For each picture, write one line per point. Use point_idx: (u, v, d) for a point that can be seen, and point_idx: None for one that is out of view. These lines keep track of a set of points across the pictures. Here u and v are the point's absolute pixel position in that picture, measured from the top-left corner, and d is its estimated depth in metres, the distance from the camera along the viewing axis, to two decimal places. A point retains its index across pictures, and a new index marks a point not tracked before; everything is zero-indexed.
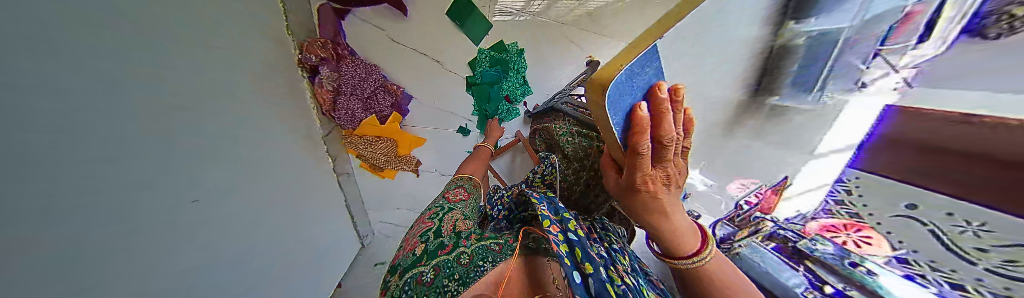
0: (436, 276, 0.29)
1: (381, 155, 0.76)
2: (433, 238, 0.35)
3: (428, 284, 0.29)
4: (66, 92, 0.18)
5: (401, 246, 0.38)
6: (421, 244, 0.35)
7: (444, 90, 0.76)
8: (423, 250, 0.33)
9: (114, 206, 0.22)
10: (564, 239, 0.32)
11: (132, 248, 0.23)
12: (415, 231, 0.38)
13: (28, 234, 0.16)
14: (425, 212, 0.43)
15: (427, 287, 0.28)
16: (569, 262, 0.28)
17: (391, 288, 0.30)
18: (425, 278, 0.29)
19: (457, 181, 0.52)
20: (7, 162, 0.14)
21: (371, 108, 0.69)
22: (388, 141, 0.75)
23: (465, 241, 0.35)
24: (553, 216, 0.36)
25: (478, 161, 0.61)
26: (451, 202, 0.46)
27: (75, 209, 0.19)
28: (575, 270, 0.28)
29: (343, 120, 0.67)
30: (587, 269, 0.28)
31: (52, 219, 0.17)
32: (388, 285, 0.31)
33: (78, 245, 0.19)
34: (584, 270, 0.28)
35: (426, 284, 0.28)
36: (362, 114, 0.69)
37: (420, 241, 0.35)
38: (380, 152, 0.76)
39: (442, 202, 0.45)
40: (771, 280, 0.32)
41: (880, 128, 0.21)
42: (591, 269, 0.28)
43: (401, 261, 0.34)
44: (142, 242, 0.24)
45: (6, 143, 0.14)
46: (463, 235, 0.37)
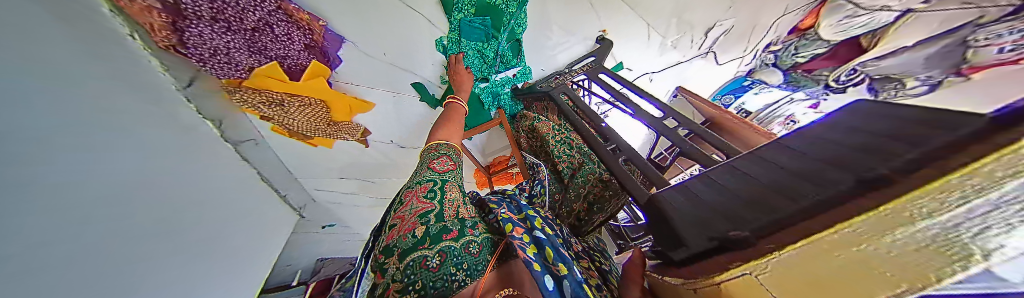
0: (442, 261, 0.28)
1: (310, 123, 0.56)
2: (434, 222, 0.31)
3: (436, 269, 0.27)
4: None
5: (395, 224, 0.33)
6: (421, 226, 0.31)
7: (405, 42, 0.52)
8: (425, 232, 0.30)
9: None
10: (530, 239, 0.31)
11: None
12: (410, 209, 0.33)
13: None
14: (413, 187, 0.37)
15: (434, 273, 0.27)
16: (541, 269, 0.26)
17: (391, 271, 0.28)
18: (430, 262, 0.28)
19: (440, 149, 0.44)
20: None
21: (275, 58, 0.43)
22: (313, 104, 0.52)
23: (473, 230, 0.33)
24: (514, 217, 0.34)
25: (453, 125, 0.51)
26: (441, 172, 0.40)
27: None
28: (547, 276, 0.26)
29: (220, 66, 0.41)
30: (562, 272, 0.26)
31: None
32: (390, 266, 0.29)
33: None
34: (558, 274, 0.26)
35: (431, 269, 0.27)
36: (257, 62, 0.42)
37: (418, 222, 0.31)
38: (303, 117, 0.54)
39: (430, 174, 0.39)
40: None
41: None
42: (565, 272, 0.26)
43: (397, 242, 0.30)
44: None
45: None
46: (468, 222, 0.34)
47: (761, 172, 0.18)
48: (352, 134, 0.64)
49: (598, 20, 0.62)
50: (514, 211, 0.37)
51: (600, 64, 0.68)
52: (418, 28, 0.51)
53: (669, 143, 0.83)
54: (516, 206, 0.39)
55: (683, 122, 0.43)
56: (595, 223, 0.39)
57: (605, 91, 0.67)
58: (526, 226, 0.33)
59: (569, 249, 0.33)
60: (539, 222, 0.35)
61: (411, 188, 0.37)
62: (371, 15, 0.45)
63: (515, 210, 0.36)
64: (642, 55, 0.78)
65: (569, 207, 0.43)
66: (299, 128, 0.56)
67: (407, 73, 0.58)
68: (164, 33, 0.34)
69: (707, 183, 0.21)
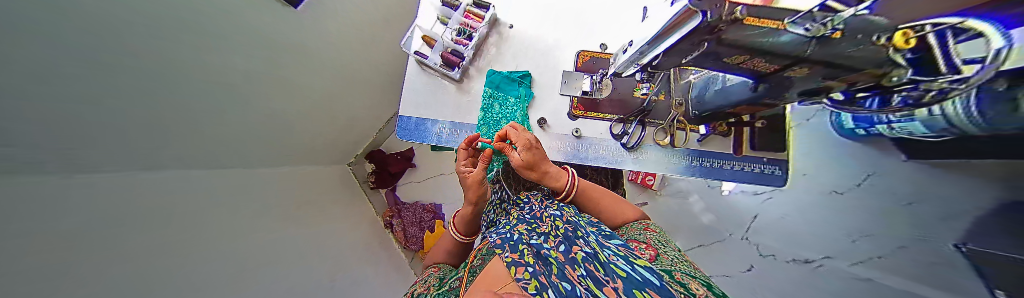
0: None
1: (449, 251, 0.77)
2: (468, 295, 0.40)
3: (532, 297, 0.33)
4: (12, 160, 0.38)
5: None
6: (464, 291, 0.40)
7: (438, 102, 1.01)
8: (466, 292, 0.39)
9: (116, 242, 0.50)
10: (561, 289, 0.36)
11: (122, 267, 0.50)
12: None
13: (86, 253, 0.45)
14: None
15: None
16: None
17: None
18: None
19: (454, 282, 0.53)
20: (37, 241, 0.38)
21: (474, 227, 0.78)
22: (461, 247, 0.79)
23: (537, 278, 0.38)
24: (530, 276, 0.39)
25: (486, 281, 0.43)
26: (454, 290, 0.50)
27: (62, 234, 0.42)
28: None
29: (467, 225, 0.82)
30: None
31: (89, 246, 0.45)
32: None
33: (98, 267, 0.45)
34: None
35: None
36: (472, 223, 0.77)
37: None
38: (458, 255, 0.78)
39: (441, 293, 0.50)
40: (734, 84, 0.61)
41: (747, 75, 0.53)
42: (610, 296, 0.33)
43: None
44: (138, 248, 0.54)
45: (20, 241, 0.36)
46: (517, 276, 0.39)
47: (676, 56, 0.44)
48: (451, 257, 0.76)
49: (539, 91, 0.99)
50: (522, 254, 0.46)
51: (583, 130, 0.93)
52: (443, 101, 1.01)
53: (665, 156, 0.88)
54: (516, 251, 0.47)
55: (641, 69, 0.57)
56: (559, 221, 0.60)
57: (617, 140, 0.90)
58: (541, 278, 0.39)
59: (581, 260, 0.44)
60: (553, 280, 0.39)
61: (455, 290, 0.50)
62: (424, 100, 1.01)
63: (532, 271, 0.40)
64: (596, 124, 0.93)
65: (551, 220, 0.61)
66: (454, 250, 0.78)
67: (441, 116, 1.00)
68: (468, 219, 0.76)
69: (670, 59, 0.46)
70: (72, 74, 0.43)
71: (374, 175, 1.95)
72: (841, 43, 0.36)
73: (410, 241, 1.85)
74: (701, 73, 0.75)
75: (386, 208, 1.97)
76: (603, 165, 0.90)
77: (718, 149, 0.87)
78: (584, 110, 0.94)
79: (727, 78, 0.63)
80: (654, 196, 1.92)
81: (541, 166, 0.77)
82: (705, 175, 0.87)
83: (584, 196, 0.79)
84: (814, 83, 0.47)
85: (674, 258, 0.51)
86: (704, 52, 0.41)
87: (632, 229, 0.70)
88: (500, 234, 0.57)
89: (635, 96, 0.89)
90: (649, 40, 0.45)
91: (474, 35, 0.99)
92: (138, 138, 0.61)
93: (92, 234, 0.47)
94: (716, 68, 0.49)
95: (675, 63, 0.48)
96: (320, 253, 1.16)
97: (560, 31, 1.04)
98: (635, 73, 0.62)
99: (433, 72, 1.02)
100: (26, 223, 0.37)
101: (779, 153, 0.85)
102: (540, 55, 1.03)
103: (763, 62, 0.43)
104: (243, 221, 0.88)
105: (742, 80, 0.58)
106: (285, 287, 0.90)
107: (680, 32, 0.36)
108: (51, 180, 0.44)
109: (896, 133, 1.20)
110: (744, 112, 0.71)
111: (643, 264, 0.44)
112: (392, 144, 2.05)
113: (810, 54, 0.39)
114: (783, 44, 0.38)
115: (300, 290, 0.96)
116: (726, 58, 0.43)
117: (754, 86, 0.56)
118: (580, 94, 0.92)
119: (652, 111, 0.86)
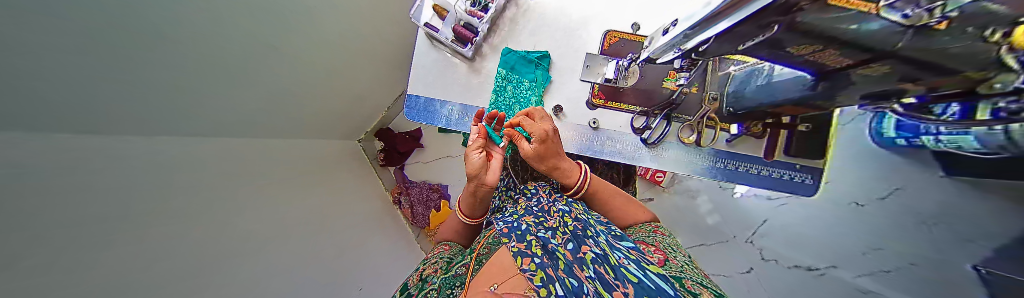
0: None
1: (455, 232, 0.77)
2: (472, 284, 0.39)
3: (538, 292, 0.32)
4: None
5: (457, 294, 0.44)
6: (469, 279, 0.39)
7: (449, 80, 0.96)
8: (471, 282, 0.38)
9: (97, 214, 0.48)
10: (568, 285, 0.35)
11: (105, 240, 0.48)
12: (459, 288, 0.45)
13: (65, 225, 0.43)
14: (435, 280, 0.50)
15: None
16: None
17: None
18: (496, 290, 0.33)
19: (458, 266, 0.54)
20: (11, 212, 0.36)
21: (473, 210, 0.73)
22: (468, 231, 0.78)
23: (545, 271, 0.38)
24: (537, 269, 0.38)
25: (490, 272, 0.42)
26: (458, 274, 0.50)
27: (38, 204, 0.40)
28: None
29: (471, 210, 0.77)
30: None
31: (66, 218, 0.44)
32: None
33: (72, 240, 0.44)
34: None
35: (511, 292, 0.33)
36: (474, 206, 0.73)
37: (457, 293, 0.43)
38: (464, 237, 0.78)
39: (446, 276, 0.50)
40: (785, 79, 0.54)
41: (806, 70, 0.47)
42: None
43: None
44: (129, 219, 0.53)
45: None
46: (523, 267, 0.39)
47: (729, 42, 0.38)
48: (458, 238, 0.76)
49: (557, 76, 0.93)
50: (529, 244, 0.45)
51: (602, 121, 0.87)
52: (455, 80, 0.96)
53: (686, 154, 0.83)
54: (523, 241, 0.46)
55: (683, 55, 0.50)
56: (568, 217, 0.58)
57: (637, 134, 0.85)
58: (548, 270, 0.38)
59: (589, 260, 0.43)
60: (561, 275, 0.38)
61: (459, 275, 0.50)
62: (435, 78, 0.96)
63: (539, 263, 0.39)
64: (615, 116, 0.87)
65: (560, 215, 0.59)
66: (461, 232, 0.78)
67: (452, 95, 0.96)
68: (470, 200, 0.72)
69: (721, 45, 0.40)
70: (30, 34, 0.39)
71: (382, 152, 1.97)
72: (944, 39, 0.30)
73: (417, 218, 1.90)
74: (743, 64, 0.67)
75: (393, 184, 2.01)
76: (618, 160, 0.86)
77: (747, 152, 0.81)
78: (605, 99, 0.88)
79: (779, 70, 0.55)
80: (661, 192, 1.88)
81: (557, 155, 0.74)
82: (727, 178, 0.82)
83: (595, 193, 0.77)
84: (892, 85, 0.40)
85: (685, 266, 0.49)
86: (768, 38, 0.34)
87: (642, 231, 0.68)
88: (507, 223, 0.55)
89: (665, 87, 0.83)
90: (699, 21, 0.38)
91: (489, 8, 0.89)
92: (133, 106, 0.59)
93: (86, 208, 0.47)
94: (771, 59, 0.43)
95: (726, 50, 0.42)
96: (329, 225, 1.20)
97: (588, 7, 0.94)
98: (673, 59, 0.55)
99: (445, 47, 0.96)
100: (7, 196, 0.36)
101: (816, 161, 0.78)
102: (561, 35, 0.94)
103: (834, 53, 0.37)
104: (251, 191, 0.90)
105: (798, 74, 0.50)
106: (294, 257, 0.94)
107: (740, 14, 0.30)
108: (29, 146, 0.42)
109: (945, 147, 1.08)
110: (786, 113, 0.65)
111: (654, 270, 0.42)
112: (399, 122, 2.04)
113: (894, 50, 0.34)
114: (869, 32, 0.31)
115: (309, 259, 1.00)
116: (789, 46, 0.37)
117: (812, 83, 0.49)
118: (601, 82, 0.88)
119: (680, 105, 0.80)
